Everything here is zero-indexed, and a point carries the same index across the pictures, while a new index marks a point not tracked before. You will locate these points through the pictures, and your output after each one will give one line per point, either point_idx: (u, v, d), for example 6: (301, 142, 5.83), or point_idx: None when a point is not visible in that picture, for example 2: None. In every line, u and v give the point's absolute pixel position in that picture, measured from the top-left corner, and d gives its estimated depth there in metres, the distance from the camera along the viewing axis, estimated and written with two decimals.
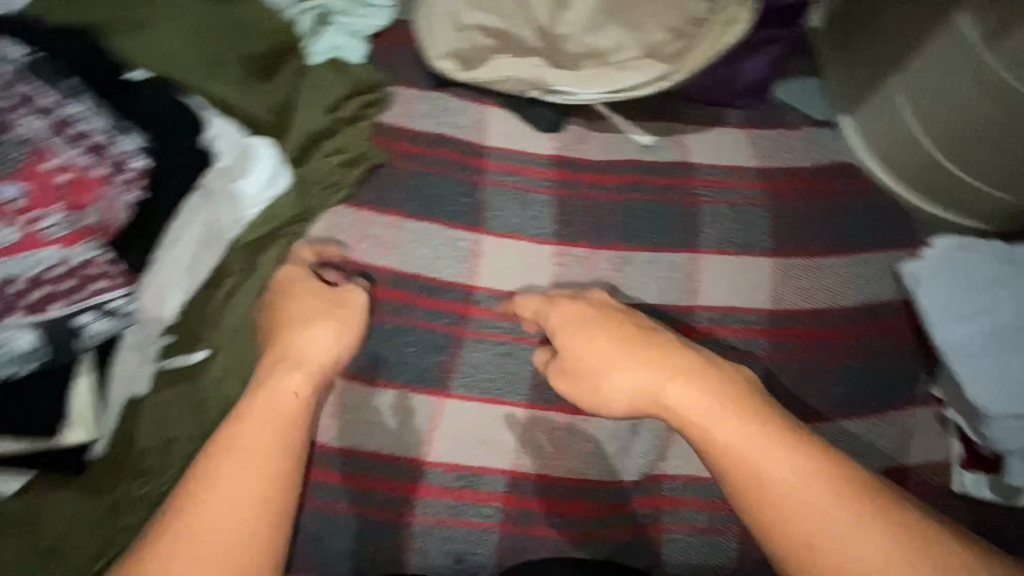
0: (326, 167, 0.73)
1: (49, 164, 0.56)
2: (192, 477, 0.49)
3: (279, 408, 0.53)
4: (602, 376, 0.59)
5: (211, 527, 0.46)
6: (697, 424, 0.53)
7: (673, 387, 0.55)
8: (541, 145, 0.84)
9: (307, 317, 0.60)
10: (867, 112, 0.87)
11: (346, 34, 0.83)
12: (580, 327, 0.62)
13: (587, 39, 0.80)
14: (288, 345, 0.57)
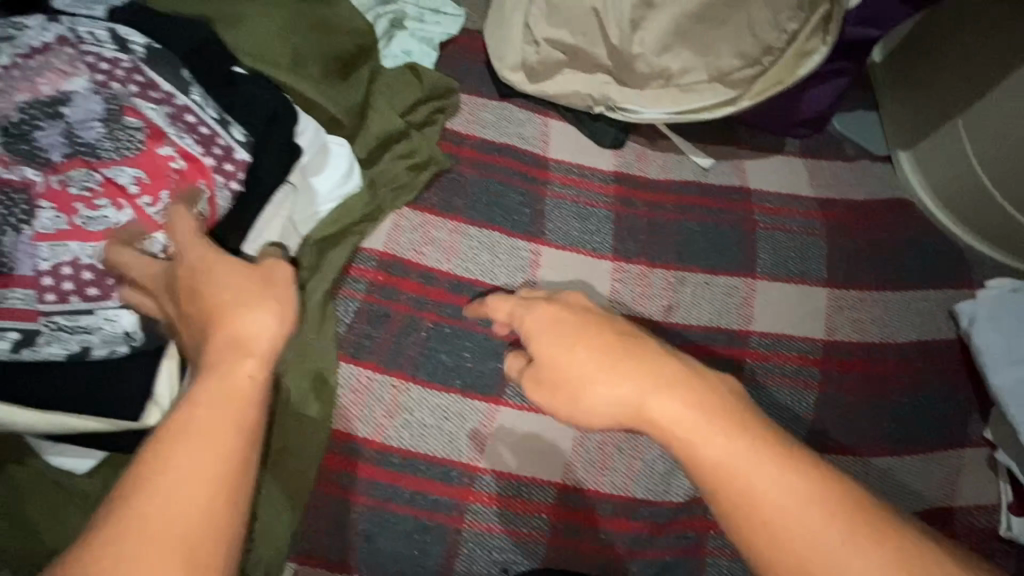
0: (396, 169, 0.75)
1: (157, 150, 0.53)
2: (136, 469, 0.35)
3: (224, 403, 0.37)
4: (580, 393, 0.44)
5: (142, 552, 0.32)
6: (682, 440, 0.40)
7: (657, 401, 0.41)
8: (602, 160, 0.85)
9: (243, 288, 0.42)
10: (928, 147, 0.87)
11: (417, 38, 0.85)
12: (553, 329, 0.47)
13: (659, 59, 0.79)
14: (220, 313, 0.41)
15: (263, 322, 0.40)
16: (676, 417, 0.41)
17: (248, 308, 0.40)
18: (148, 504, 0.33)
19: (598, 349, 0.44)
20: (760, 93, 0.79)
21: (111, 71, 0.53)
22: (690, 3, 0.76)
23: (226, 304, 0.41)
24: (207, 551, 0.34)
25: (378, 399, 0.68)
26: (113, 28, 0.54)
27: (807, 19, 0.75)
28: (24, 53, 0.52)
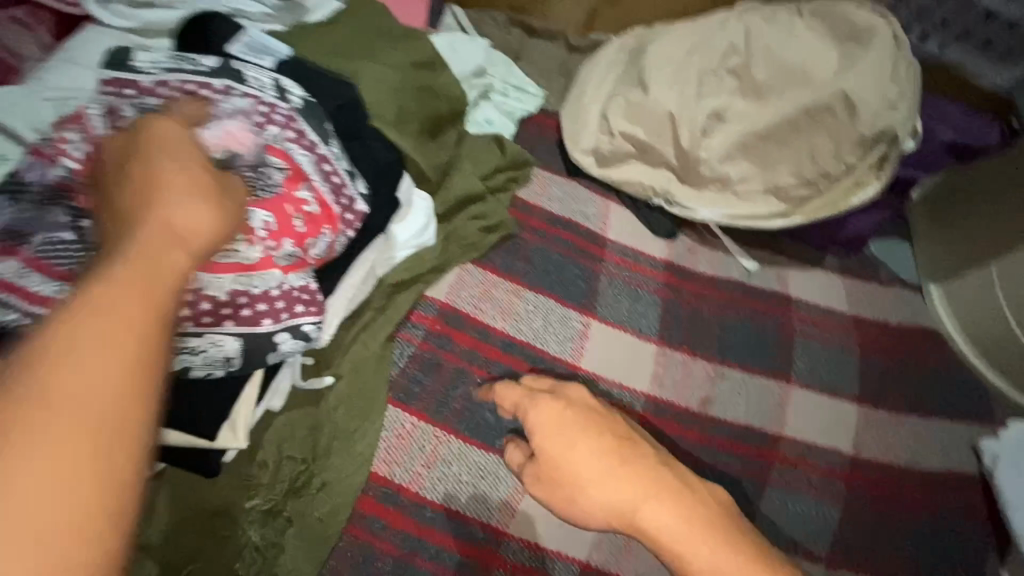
0: (466, 227, 0.79)
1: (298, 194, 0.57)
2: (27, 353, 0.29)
3: (145, 270, 0.33)
4: (578, 494, 0.55)
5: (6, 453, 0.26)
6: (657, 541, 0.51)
7: (645, 512, 0.52)
8: (657, 247, 0.89)
9: (178, 175, 0.39)
10: (959, 285, 0.91)
11: (500, 110, 0.93)
12: (558, 439, 0.57)
13: (722, 166, 0.85)
14: (153, 207, 0.37)
15: (197, 216, 0.38)
16: (642, 521, 0.52)
17: (181, 190, 0.38)
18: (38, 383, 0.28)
19: (596, 461, 0.55)
20: (813, 212, 0.84)
21: (269, 115, 0.58)
22: (758, 121, 0.83)
23: (153, 185, 0.38)
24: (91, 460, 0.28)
25: (418, 448, 0.68)
26: (277, 79, 0.62)
27: (864, 156, 0.82)
28: (191, 87, 0.57)
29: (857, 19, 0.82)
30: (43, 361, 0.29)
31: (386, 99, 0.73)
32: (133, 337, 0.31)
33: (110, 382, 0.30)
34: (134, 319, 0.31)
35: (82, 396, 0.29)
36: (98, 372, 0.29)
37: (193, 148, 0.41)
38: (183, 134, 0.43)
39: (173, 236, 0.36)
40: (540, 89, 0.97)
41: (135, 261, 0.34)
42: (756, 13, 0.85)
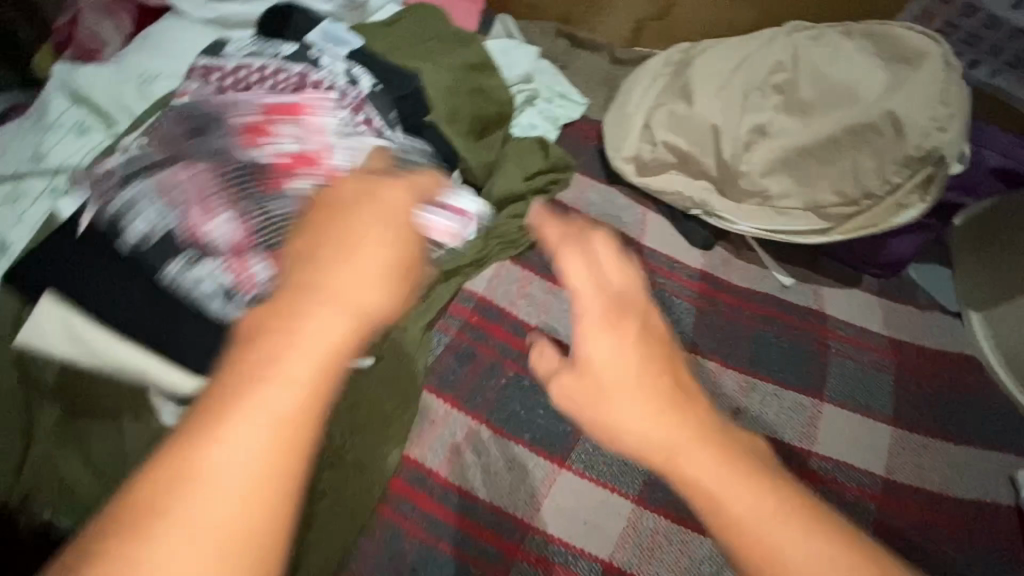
0: (506, 225, 0.80)
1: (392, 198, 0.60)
2: (226, 405, 0.32)
3: (316, 364, 0.34)
4: (611, 405, 0.42)
5: (195, 498, 0.30)
6: (684, 474, 0.39)
7: (685, 449, 0.40)
8: (692, 257, 0.90)
9: (376, 241, 0.39)
10: (999, 314, 0.91)
11: (544, 115, 0.95)
12: (612, 328, 0.44)
13: (762, 181, 0.86)
14: (337, 277, 0.37)
15: (375, 294, 0.37)
16: (691, 444, 0.40)
17: (365, 272, 0.37)
18: (227, 435, 0.32)
19: (647, 375, 0.42)
20: (852, 229, 0.84)
21: (338, 97, 0.63)
22: (801, 138, 0.84)
23: (338, 259, 0.38)
24: (250, 524, 0.31)
25: (450, 434, 0.70)
26: (348, 67, 0.66)
27: (912, 175, 0.80)
28: (274, 74, 0.63)
29: (908, 40, 0.81)
30: (233, 417, 0.32)
31: (440, 97, 0.77)
32: (290, 432, 0.33)
33: (265, 476, 0.32)
34: (317, 385, 0.34)
35: (237, 488, 0.31)
36: (259, 465, 0.31)
37: (395, 217, 0.40)
38: (390, 200, 0.42)
39: (350, 323, 0.36)
40: (584, 98, 1.00)
41: (304, 350, 0.34)
42: (803, 32, 0.86)
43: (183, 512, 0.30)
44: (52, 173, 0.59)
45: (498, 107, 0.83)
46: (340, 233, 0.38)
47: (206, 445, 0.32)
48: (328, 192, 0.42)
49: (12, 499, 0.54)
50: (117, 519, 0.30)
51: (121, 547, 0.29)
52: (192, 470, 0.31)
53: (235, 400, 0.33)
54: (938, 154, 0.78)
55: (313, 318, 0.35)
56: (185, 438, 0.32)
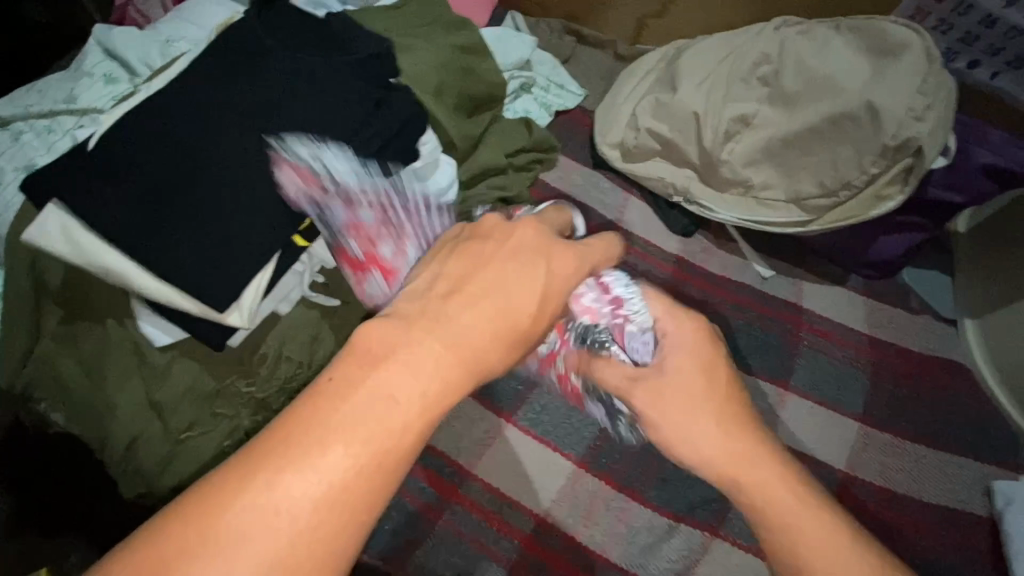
0: (486, 197, 0.86)
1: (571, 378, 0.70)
2: (347, 415, 0.40)
3: (423, 397, 0.43)
4: (672, 422, 0.50)
5: (299, 485, 0.38)
6: (741, 480, 0.47)
7: (755, 474, 0.47)
8: (668, 242, 0.92)
9: (495, 295, 0.48)
10: (996, 321, 0.86)
11: (539, 103, 1.01)
12: (679, 356, 0.53)
13: (743, 171, 0.87)
14: (460, 322, 0.46)
15: (489, 344, 0.46)
16: (740, 452, 0.48)
17: (485, 329, 0.46)
18: (342, 440, 0.40)
19: (702, 392, 0.51)
20: (832, 221, 0.85)
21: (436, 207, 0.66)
22: (784, 128, 0.84)
23: (463, 311, 0.47)
24: (341, 520, 0.39)
25: None
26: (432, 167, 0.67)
27: (889, 167, 0.80)
28: (380, 193, 0.63)
29: (891, 33, 0.80)
30: (356, 427, 0.40)
31: (430, 73, 0.83)
32: (391, 459, 0.41)
33: (352, 492, 0.39)
34: (420, 410, 0.42)
35: (323, 495, 0.38)
36: (347, 481, 0.39)
37: (526, 285, 0.49)
38: (558, 268, 0.52)
39: (457, 365, 0.45)
40: (581, 89, 1.04)
41: (418, 390, 0.42)
42: (793, 27, 0.86)
43: (278, 500, 0.38)
44: (76, 108, 0.68)
45: (487, 87, 0.88)
46: (474, 289, 0.47)
47: (322, 443, 0.39)
48: (499, 230, 0.52)
49: (18, 387, 0.65)
50: (225, 489, 0.38)
51: (219, 517, 0.37)
52: (291, 468, 0.38)
53: (352, 424, 0.40)
54: (915, 145, 0.78)
55: (435, 356, 0.44)
56: (296, 441, 0.39)
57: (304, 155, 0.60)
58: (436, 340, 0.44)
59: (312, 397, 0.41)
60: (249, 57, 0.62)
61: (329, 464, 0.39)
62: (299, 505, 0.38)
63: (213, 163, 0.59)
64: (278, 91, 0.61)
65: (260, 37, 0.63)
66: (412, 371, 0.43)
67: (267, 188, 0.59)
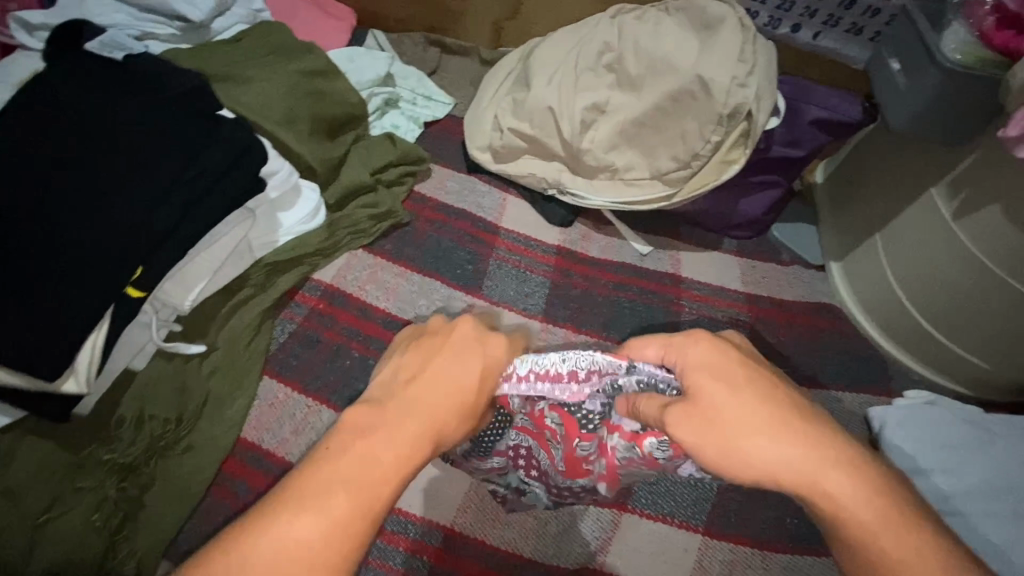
0: (357, 217, 0.85)
1: (642, 448, 0.59)
2: (356, 459, 0.37)
3: (405, 454, 0.38)
4: (730, 439, 0.41)
5: (293, 529, 0.34)
6: (814, 480, 0.39)
7: (835, 485, 0.39)
8: (549, 234, 0.94)
9: (457, 367, 0.43)
10: (853, 261, 0.92)
11: (407, 116, 1.01)
12: (704, 363, 0.44)
13: (605, 156, 0.89)
14: (424, 396, 0.41)
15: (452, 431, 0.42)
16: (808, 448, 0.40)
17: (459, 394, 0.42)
18: (330, 485, 0.36)
19: (756, 401, 0.41)
20: (692, 191, 0.89)
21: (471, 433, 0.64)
22: (633, 111, 0.87)
23: (429, 382, 0.42)
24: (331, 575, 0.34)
25: (289, 415, 0.71)
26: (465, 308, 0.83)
27: (728, 132, 0.85)
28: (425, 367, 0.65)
29: (708, 10, 0.86)
30: (349, 477, 0.36)
31: (278, 103, 0.82)
32: (378, 510, 0.36)
33: (350, 545, 0.35)
34: (398, 475, 0.37)
35: (321, 545, 0.34)
36: (339, 547, 0.34)
37: (480, 362, 0.45)
38: (491, 350, 0.46)
39: (431, 435, 0.39)
40: (449, 98, 1.06)
41: (401, 447, 0.38)
42: (627, 14, 0.91)
43: (281, 543, 0.34)
44: None
45: (343, 107, 0.87)
46: (434, 353, 0.44)
47: (322, 490, 0.36)
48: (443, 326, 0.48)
49: None
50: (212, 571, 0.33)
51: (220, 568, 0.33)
52: (292, 518, 0.34)
53: (346, 470, 0.36)
54: (745, 109, 0.83)
55: (390, 429, 0.39)
56: (299, 492, 0.36)
57: (127, 204, 0.58)
58: (408, 406, 0.40)
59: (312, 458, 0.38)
60: (64, 116, 0.60)
61: (324, 511, 0.35)
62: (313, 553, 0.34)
63: (28, 228, 0.56)
64: (94, 146, 0.59)
65: (68, 94, 0.61)
66: (395, 431, 0.39)
67: (85, 242, 0.56)
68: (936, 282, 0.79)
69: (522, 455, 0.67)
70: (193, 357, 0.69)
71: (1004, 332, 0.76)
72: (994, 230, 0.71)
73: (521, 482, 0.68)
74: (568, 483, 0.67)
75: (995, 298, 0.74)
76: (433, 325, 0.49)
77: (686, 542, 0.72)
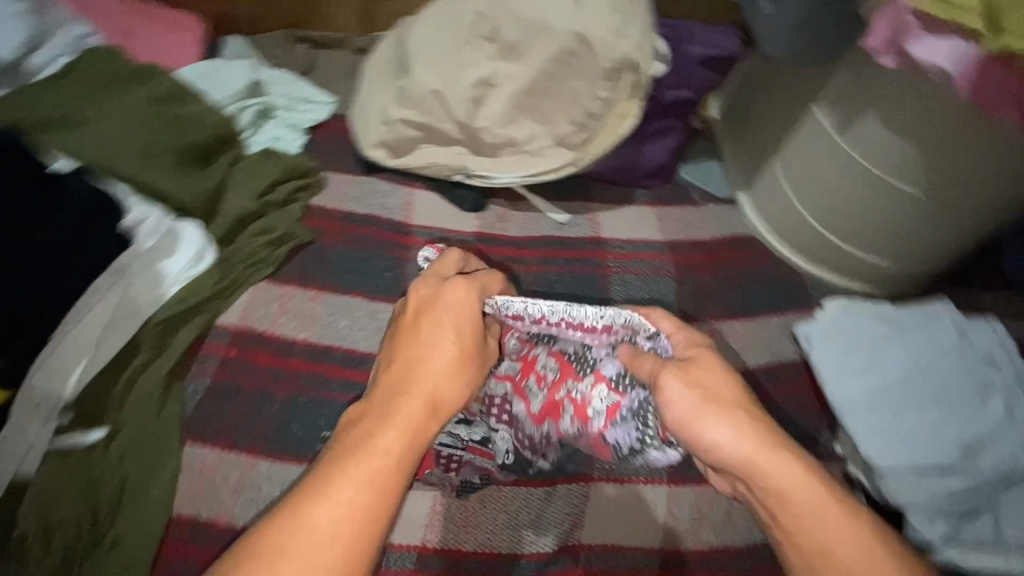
0: (253, 247, 0.78)
1: (591, 399, 0.67)
2: (359, 439, 0.53)
3: (399, 432, 0.53)
4: (704, 413, 0.55)
5: (325, 501, 0.49)
6: (761, 465, 0.53)
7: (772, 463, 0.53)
8: (463, 224, 0.90)
9: (434, 348, 0.57)
10: (759, 190, 0.95)
11: (286, 125, 0.93)
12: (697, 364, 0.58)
13: (503, 130, 0.85)
14: (412, 383, 0.56)
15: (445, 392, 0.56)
16: (759, 439, 0.54)
17: (436, 378, 0.56)
18: (347, 465, 0.51)
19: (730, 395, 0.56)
20: (597, 150, 0.87)
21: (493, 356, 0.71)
22: (522, 79, 0.83)
23: (414, 371, 0.56)
24: (367, 523, 0.49)
25: (223, 478, 0.65)
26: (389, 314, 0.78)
27: (619, 86, 0.84)
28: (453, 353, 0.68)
29: None
30: (356, 456, 0.51)
31: (129, 143, 0.73)
32: (389, 474, 0.51)
33: (376, 500, 0.50)
34: (398, 447, 0.52)
35: (341, 514, 0.49)
36: (366, 510, 0.49)
37: (452, 333, 0.58)
38: (453, 314, 0.59)
39: (425, 409, 0.55)
40: (330, 95, 0.98)
41: (393, 428, 0.53)
42: None
43: (319, 516, 0.48)
44: None
45: (208, 129, 0.79)
46: (409, 345, 0.58)
47: (339, 473, 0.50)
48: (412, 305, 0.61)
49: None
50: (270, 539, 0.48)
51: (277, 537, 0.48)
52: (325, 495, 0.49)
53: (358, 452, 0.52)
54: (630, 60, 0.81)
55: (389, 414, 0.54)
56: (325, 475, 0.51)
57: None
58: (401, 394, 0.55)
59: (339, 448, 0.53)
60: None
61: (341, 486, 0.50)
62: (351, 509, 0.49)
63: None
64: None
65: None
66: (387, 417, 0.54)
67: None
68: (837, 196, 0.83)
69: (498, 403, 0.70)
70: (96, 445, 0.63)
71: (900, 231, 0.81)
72: (875, 138, 0.74)
73: (490, 428, 0.71)
74: (533, 436, 0.69)
75: (886, 201, 0.78)
76: (403, 307, 0.61)
77: (653, 496, 0.74)
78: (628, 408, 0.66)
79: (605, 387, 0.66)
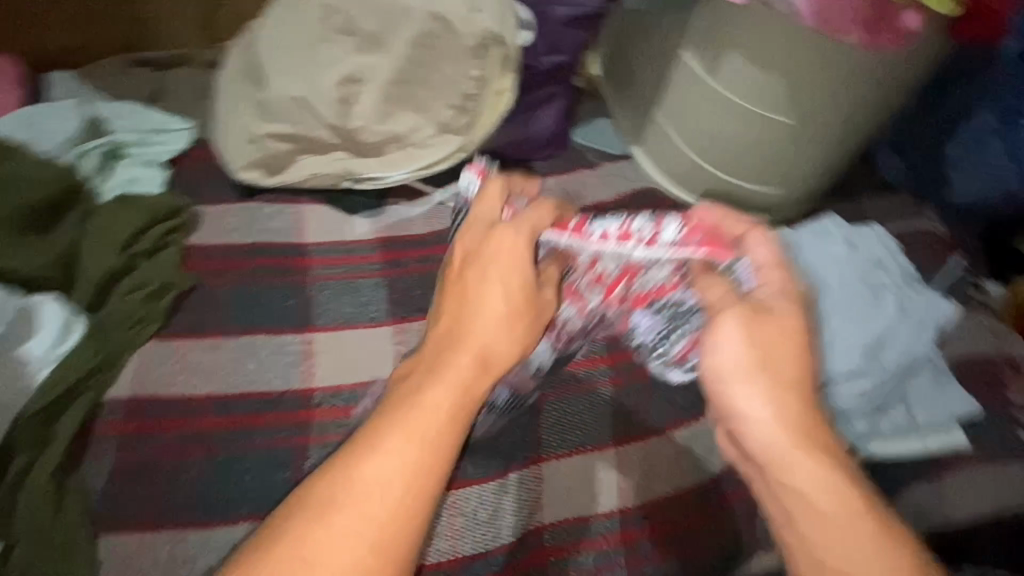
0: (129, 306, 0.71)
1: (644, 308, 0.67)
2: (404, 391, 0.49)
3: (452, 388, 0.48)
4: (757, 365, 0.52)
5: (372, 462, 0.45)
6: (783, 448, 0.49)
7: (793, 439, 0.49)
8: (362, 231, 0.83)
9: (490, 295, 0.53)
10: (651, 141, 0.93)
11: (141, 163, 0.84)
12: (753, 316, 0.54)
13: (381, 127, 0.81)
14: (467, 331, 0.52)
15: (498, 344, 0.52)
16: (801, 427, 0.50)
17: (490, 330, 0.52)
18: (402, 418, 0.47)
19: (796, 351, 0.52)
20: (484, 131, 0.84)
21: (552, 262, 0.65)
22: (388, 70, 0.79)
23: (471, 320, 0.52)
24: (418, 488, 0.45)
25: (151, 560, 0.60)
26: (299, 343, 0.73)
27: (489, 61, 0.81)
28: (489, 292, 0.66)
29: None
30: (408, 410, 0.47)
31: None
32: (434, 434, 0.46)
33: (423, 462, 0.45)
34: (450, 404, 0.48)
35: (397, 471, 0.44)
36: (413, 472, 0.45)
37: (508, 275, 0.54)
38: (506, 252, 0.55)
39: (479, 360, 0.50)
40: (186, 120, 0.89)
41: (440, 386, 0.48)
42: None
43: (365, 478, 0.44)
44: None
45: (43, 192, 0.73)
46: (463, 288, 0.54)
47: (385, 431, 0.46)
48: (482, 236, 0.57)
49: None
50: (319, 497, 0.44)
51: (316, 496, 0.44)
52: (370, 455, 0.45)
53: (405, 409, 0.47)
54: (493, 32, 0.79)
55: (440, 368, 0.50)
56: (371, 431, 0.46)
57: None
58: (452, 346, 0.51)
59: (387, 402, 0.49)
60: None
61: (387, 445, 0.45)
62: (400, 464, 0.45)
63: None
64: None
65: None
66: (438, 369, 0.49)
67: None
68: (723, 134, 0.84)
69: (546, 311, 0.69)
70: None
71: (784, 158, 0.84)
72: (740, 74, 0.76)
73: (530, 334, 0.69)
74: (574, 334, 0.70)
75: (765, 131, 0.81)
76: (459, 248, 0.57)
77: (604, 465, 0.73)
78: (678, 317, 0.65)
79: (659, 293, 0.65)
